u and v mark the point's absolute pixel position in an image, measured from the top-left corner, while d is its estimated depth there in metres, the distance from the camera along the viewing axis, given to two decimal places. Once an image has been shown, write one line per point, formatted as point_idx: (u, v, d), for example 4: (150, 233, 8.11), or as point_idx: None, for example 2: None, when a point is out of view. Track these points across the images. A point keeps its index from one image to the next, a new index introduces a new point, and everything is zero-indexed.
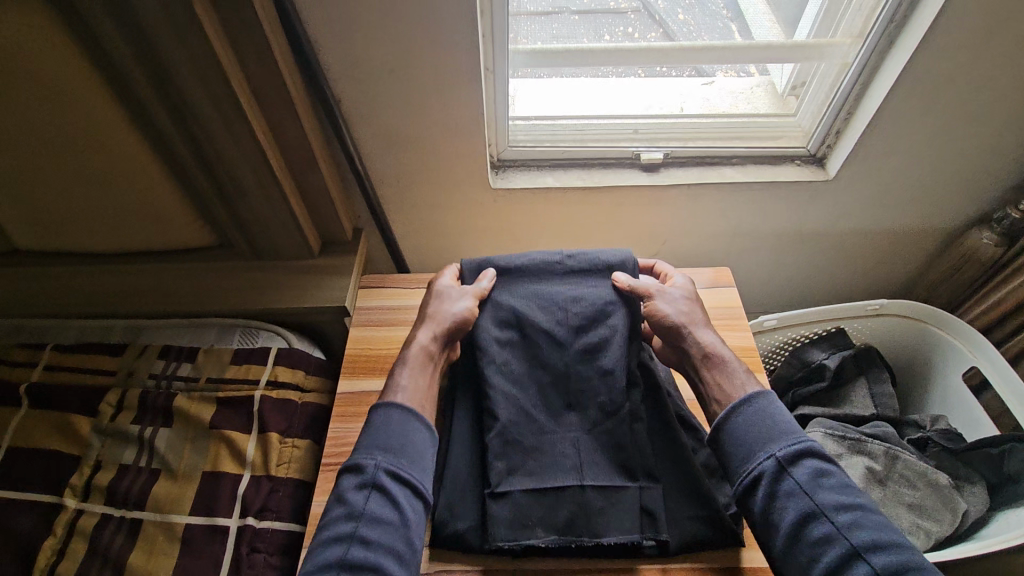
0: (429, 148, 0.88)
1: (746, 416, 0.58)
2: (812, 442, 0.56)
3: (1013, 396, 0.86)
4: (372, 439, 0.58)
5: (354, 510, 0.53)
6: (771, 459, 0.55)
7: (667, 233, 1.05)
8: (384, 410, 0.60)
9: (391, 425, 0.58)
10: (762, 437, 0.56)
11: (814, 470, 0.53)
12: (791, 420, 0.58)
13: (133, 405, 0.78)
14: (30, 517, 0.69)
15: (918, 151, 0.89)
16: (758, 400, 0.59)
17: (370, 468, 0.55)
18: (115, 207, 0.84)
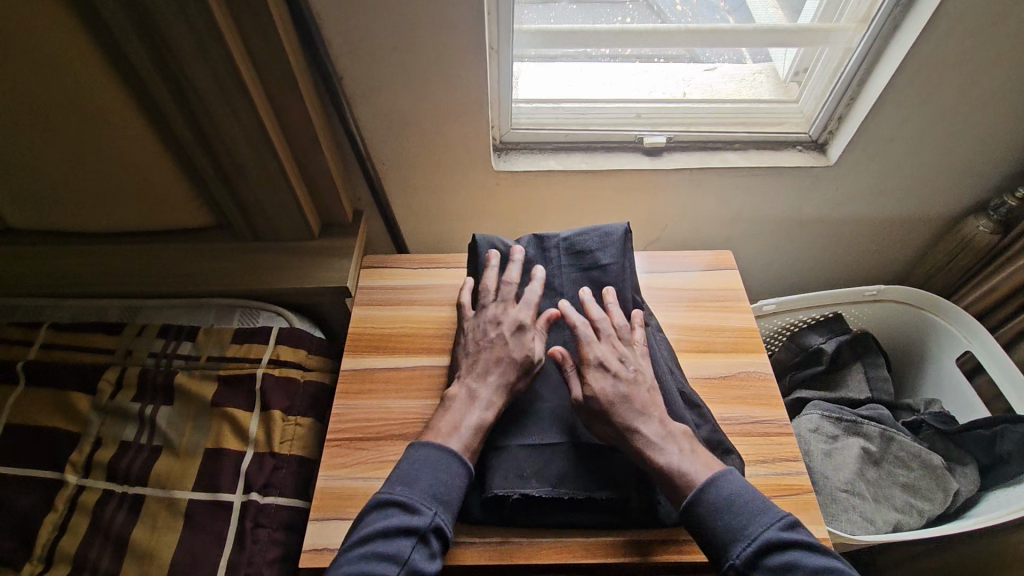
0: (432, 130, 0.88)
1: (703, 519, 0.55)
2: (770, 531, 0.53)
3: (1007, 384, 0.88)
4: (429, 484, 0.57)
5: (401, 553, 0.52)
6: (734, 566, 0.53)
7: (668, 217, 1.05)
8: (427, 446, 0.59)
9: (450, 479, 0.58)
10: (722, 540, 0.54)
11: (779, 570, 0.52)
12: (748, 506, 0.55)
13: (133, 382, 0.77)
14: (31, 493, 0.69)
15: (919, 138, 0.90)
16: (714, 491, 0.56)
17: (426, 517, 0.55)
18: (114, 184, 0.83)
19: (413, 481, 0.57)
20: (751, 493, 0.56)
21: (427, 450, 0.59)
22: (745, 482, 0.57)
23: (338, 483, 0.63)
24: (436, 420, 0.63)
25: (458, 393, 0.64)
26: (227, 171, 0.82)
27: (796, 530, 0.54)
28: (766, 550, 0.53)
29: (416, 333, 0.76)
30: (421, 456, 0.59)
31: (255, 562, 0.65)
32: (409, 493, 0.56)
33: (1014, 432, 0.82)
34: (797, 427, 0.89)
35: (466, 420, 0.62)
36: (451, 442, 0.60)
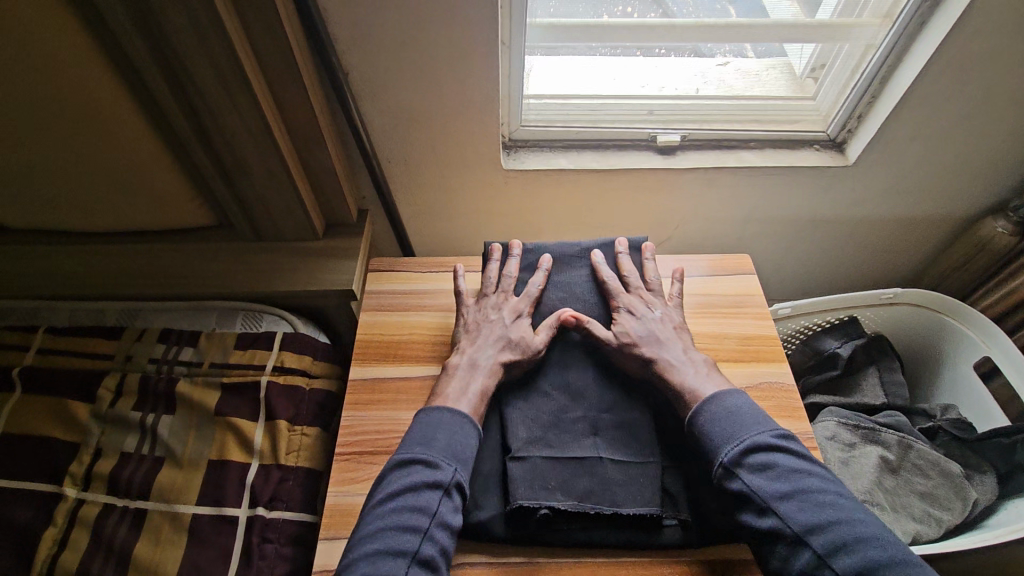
0: (439, 128, 0.85)
1: (700, 426, 0.60)
2: (758, 437, 0.57)
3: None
4: (446, 443, 0.58)
5: (429, 505, 0.54)
6: (722, 465, 0.57)
7: (680, 217, 1.03)
8: (439, 411, 0.61)
9: (464, 437, 0.59)
10: (712, 444, 0.58)
11: (758, 466, 0.56)
12: (742, 417, 0.59)
13: (133, 390, 0.75)
14: (29, 507, 0.66)
15: (942, 136, 0.88)
16: (711, 405, 0.60)
17: (449, 473, 0.56)
18: (111, 182, 0.80)
19: (430, 440, 0.58)
20: (748, 411, 0.60)
21: (442, 413, 0.61)
22: (745, 399, 0.61)
23: (348, 499, 0.61)
24: (442, 387, 0.64)
25: (459, 363, 0.66)
26: (229, 169, 0.79)
27: (786, 441, 0.58)
28: (751, 452, 0.57)
29: (426, 341, 0.74)
30: (434, 417, 0.60)
31: None
32: (428, 451, 0.57)
33: None
34: (814, 434, 0.87)
35: (474, 386, 0.64)
36: (462, 406, 0.62)
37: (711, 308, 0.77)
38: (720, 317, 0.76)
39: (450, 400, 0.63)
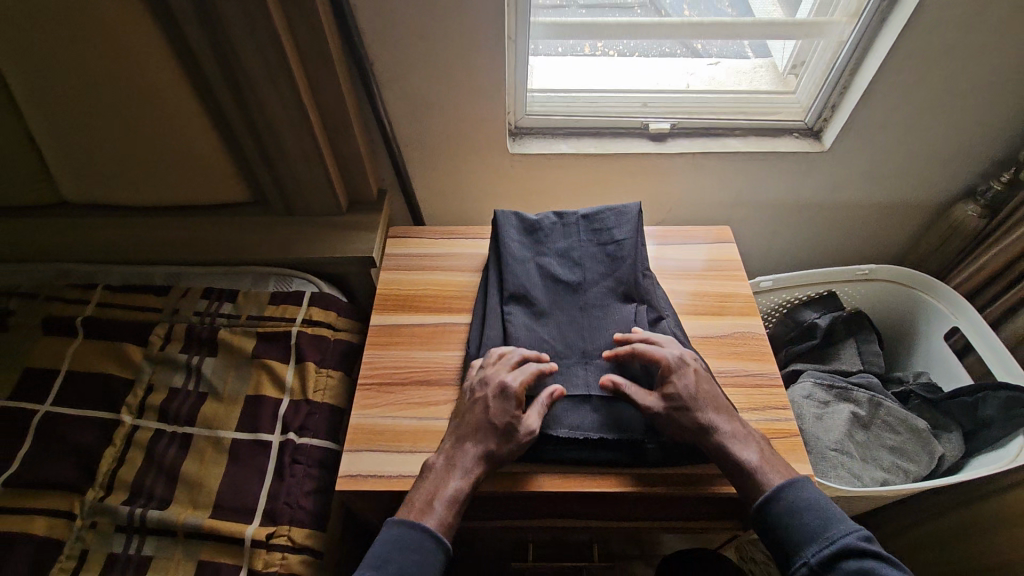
0: (453, 115, 0.96)
1: (776, 521, 0.57)
2: (848, 538, 0.54)
3: (983, 346, 0.94)
4: (400, 565, 0.54)
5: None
6: (807, 566, 0.54)
7: (673, 199, 1.12)
8: (403, 523, 0.57)
9: (421, 556, 0.55)
10: (794, 543, 0.55)
11: (855, 574, 0.52)
12: (824, 512, 0.56)
13: (181, 337, 0.85)
14: (91, 430, 0.76)
15: (910, 123, 0.96)
16: (790, 496, 0.57)
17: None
18: (163, 158, 0.90)
19: (384, 563, 0.55)
20: (831, 504, 0.57)
21: (402, 527, 0.57)
22: (823, 493, 0.58)
23: (369, 420, 0.70)
24: (416, 491, 0.61)
25: (437, 459, 0.62)
26: (267, 149, 0.90)
27: (875, 545, 0.54)
28: (841, 556, 0.53)
29: (437, 295, 0.83)
30: (395, 531, 0.57)
31: (293, 493, 0.73)
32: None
33: (995, 397, 0.86)
34: (792, 394, 0.95)
35: (440, 492, 0.59)
36: (425, 518, 0.57)
37: (695, 274, 0.85)
38: (704, 279, 0.85)
39: (419, 508, 0.58)
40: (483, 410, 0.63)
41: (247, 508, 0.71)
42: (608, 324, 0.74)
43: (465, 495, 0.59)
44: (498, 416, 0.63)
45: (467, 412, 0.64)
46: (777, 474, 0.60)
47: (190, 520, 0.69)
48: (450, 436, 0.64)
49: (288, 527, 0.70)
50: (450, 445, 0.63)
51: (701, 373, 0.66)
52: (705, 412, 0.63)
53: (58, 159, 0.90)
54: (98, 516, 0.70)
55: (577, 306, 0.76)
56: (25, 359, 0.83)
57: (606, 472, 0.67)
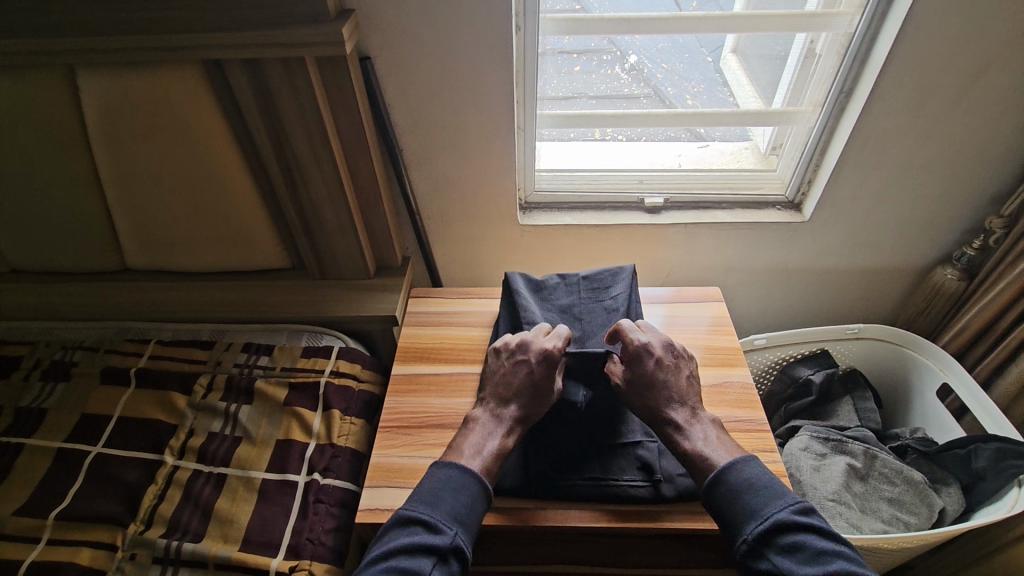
0: (470, 190, 1.09)
1: (721, 500, 0.62)
2: (783, 513, 0.59)
3: (969, 397, 0.99)
4: (449, 504, 0.61)
5: (421, 568, 0.56)
6: (746, 543, 0.59)
7: (670, 263, 1.22)
8: (451, 468, 0.64)
9: (467, 499, 0.62)
10: (737, 521, 0.60)
11: (788, 549, 0.57)
12: (764, 490, 0.61)
13: (221, 386, 0.94)
14: (138, 469, 0.84)
15: (880, 195, 1.06)
16: (731, 477, 0.62)
17: (446, 536, 0.59)
18: (217, 230, 1.04)
19: (436, 501, 0.62)
20: (769, 480, 0.62)
21: (452, 470, 0.64)
22: (762, 469, 0.63)
23: (388, 459, 0.77)
24: (460, 442, 0.69)
25: (482, 416, 0.71)
26: (308, 222, 1.03)
27: (809, 516, 0.59)
28: (777, 531, 0.58)
29: (452, 348, 0.92)
30: (445, 473, 0.64)
31: (315, 530, 0.78)
32: (431, 513, 0.60)
33: (985, 449, 0.90)
34: (790, 447, 0.99)
35: (487, 446, 0.68)
36: (473, 465, 0.65)
37: (688, 332, 0.94)
38: (696, 335, 0.94)
39: (464, 457, 0.67)
40: (529, 373, 0.71)
41: (273, 542, 0.77)
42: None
43: (508, 450, 0.69)
44: (544, 380, 0.71)
45: (509, 373, 0.73)
46: (726, 455, 0.65)
47: (221, 552, 0.75)
48: (494, 395, 0.73)
49: (309, 562, 0.75)
50: (495, 403, 0.72)
51: (667, 361, 0.73)
52: (664, 399, 0.70)
53: (129, 231, 1.05)
54: (138, 547, 0.77)
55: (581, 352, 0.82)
56: (83, 405, 0.93)
57: (611, 508, 0.72)
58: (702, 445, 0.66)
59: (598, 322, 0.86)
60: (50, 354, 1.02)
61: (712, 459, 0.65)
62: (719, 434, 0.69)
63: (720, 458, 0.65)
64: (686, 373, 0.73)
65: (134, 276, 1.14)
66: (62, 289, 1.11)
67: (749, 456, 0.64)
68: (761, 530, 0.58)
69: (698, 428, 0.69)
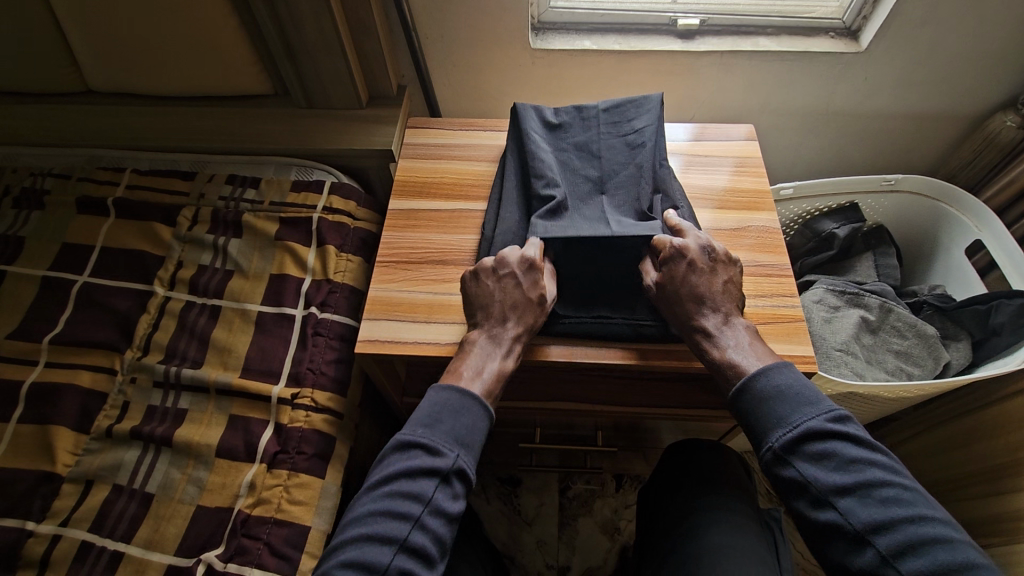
0: (475, 4, 0.92)
1: (748, 407, 0.57)
2: (812, 421, 0.54)
3: (1003, 255, 0.94)
4: (450, 425, 0.56)
5: (423, 492, 0.53)
6: (772, 451, 0.54)
7: (698, 100, 1.08)
8: (460, 395, 0.58)
9: (467, 420, 0.57)
10: (762, 428, 0.56)
11: (817, 457, 0.52)
12: (794, 396, 0.55)
13: (207, 219, 0.88)
14: (129, 298, 0.81)
15: (957, 20, 0.90)
16: (758, 384, 0.57)
17: (449, 458, 0.54)
18: (180, 44, 0.89)
19: (435, 422, 0.56)
20: (799, 386, 0.56)
21: (452, 394, 0.58)
22: (797, 375, 0.57)
23: (387, 293, 0.73)
24: (458, 364, 0.62)
25: (480, 337, 0.63)
26: (289, 39, 0.87)
27: (844, 423, 0.54)
28: (805, 440, 0.53)
29: (454, 183, 0.84)
30: (445, 396, 0.58)
31: (315, 360, 0.77)
32: (430, 435, 0.55)
33: (1009, 305, 0.86)
34: (803, 300, 0.95)
35: (489, 366, 0.61)
36: (474, 388, 0.59)
37: (713, 171, 0.85)
38: (722, 174, 0.85)
39: (464, 381, 0.60)
40: (515, 288, 0.65)
41: (273, 371, 0.76)
42: (629, 209, 0.71)
43: (510, 370, 0.62)
44: (531, 293, 0.64)
45: (497, 292, 0.65)
46: (754, 363, 0.59)
47: (221, 379, 0.74)
48: (485, 314, 0.65)
49: (311, 390, 0.75)
50: (490, 322, 0.64)
51: (700, 265, 0.64)
52: (695, 305, 0.63)
53: (81, 42, 0.91)
54: (137, 372, 0.76)
55: (599, 195, 0.73)
56: (62, 234, 0.88)
57: (633, 345, 0.69)
58: (732, 351, 0.61)
59: (621, 157, 0.76)
60: (20, 181, 0.94)
61: (741, 366, 0.59)
62: (753, 339, 0.62)
63: (746, 365, 0.59)
64: (722, 277, 0.65)
65: (100, 99, 1.02)
66: (21, 110, 1.00)
67: (782, 362, 0.58)
68: (787, 438, 0.53)
69: (729, 335, 0.62)
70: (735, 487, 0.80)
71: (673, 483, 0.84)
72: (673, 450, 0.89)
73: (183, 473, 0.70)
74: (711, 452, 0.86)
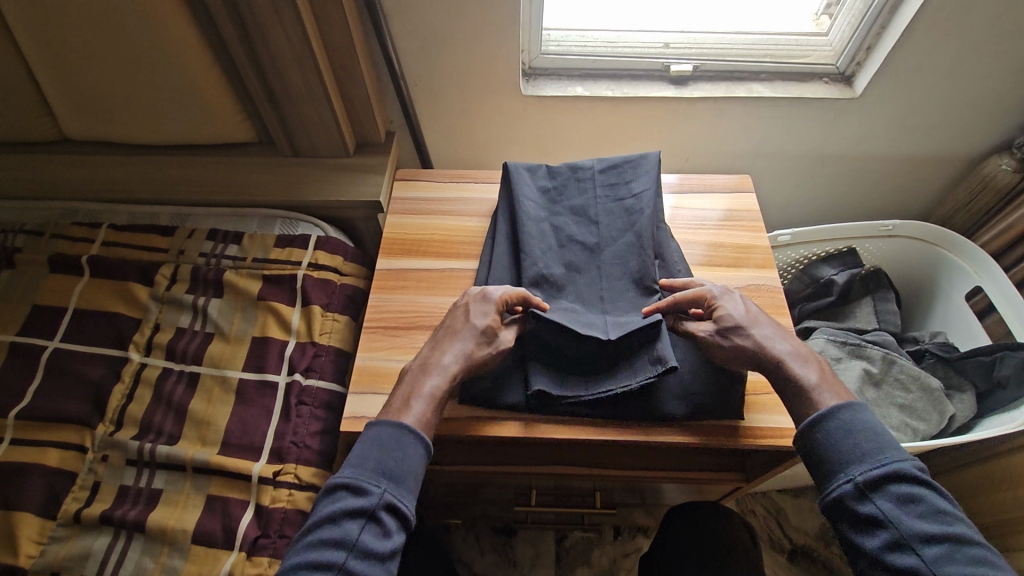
0: (464, 52, 0.91)
1: (828, 435, 0.56)
2: (900, 463, 0.53)
3: (1004, 304, 0.92)
4: (377, 461, 0.54)
5: (348, 536, 0.51)
6: (854, 484, 0.53)
7: (691, 145, 1.07)
8: (384, 425, 0.56)
9: (401, 452, 0.55)
10: (844, 459, 0.55)
11: (902, 500, 0.52)
12: (879, 436, 0.55)
13: (187, 277, 0.84)
14: (102, 366, 0.77)
15: (951, 65, 0.89)
16: (843, 415, 0.56)
17: (373, 496, 0.52)
18: (159, 94, 0.87)
19: (363, 459, 0.55)
20: (885, 429, 0.56)
21: (380, 428, 0.56)
22: (880, 419, 0.57)
23: (374, 363, 0.69)
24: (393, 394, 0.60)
25: (413, 364, 0.62)
26: (270, 86, 0.85)
27: (927, 475, 0.54)
28: (894, 480, 0.53)
29: (444, 240, 0.81)
30: (375, 430, 0.56)
31: (299, 433, 0.73)
32: (354, 473, 0.53)
33: (1013, 357, 0.85)
34: None
35: (419, 390, 0.59)
36: (406, 418, 0.57)
37: (709, 226, 0.83)
38: (719, 229, 0.83)
39: (395, 410, 0.58)
40: (464, 318, 0.64)
41: (254, 446, 0.72)
42: (626, 283, 0.70)
43: (441, 397, 0.59)
44: (478, 322, 0.63)
45: (449, 320, 0.65)
46: (834, 397, 0.58)
47: (199, 456, 0.70)
48: (432, 340, 0.64)
49: (294, 466, 0.71)
50: (428, 350, 0.63)
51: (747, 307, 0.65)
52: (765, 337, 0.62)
53: (57, 93, 0.88)
54: (110, 449, 0.72)
55: (593, 267, 0.72)
56: (33, 296, 0.84)
57: (652, 426, 0.65)
58: (813, 386, 0.59)
59: (616, 223, 0.74)
60: None
61: (823, 399, 0.58)
62: (828, 371, 0.62)
63: (826, 403, 0.58)
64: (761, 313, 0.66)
65: (77, 148, 0.99)
66: None
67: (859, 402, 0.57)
68: (876, 473, 0.52)
69: (801, 365, 0.61)
70: (741, 557, 0.77)
71: (678, 552, 0.80)
72: (674, 515, 0.85)
73: (157, 562, 0.66)
74: (713, 516, 0.82)
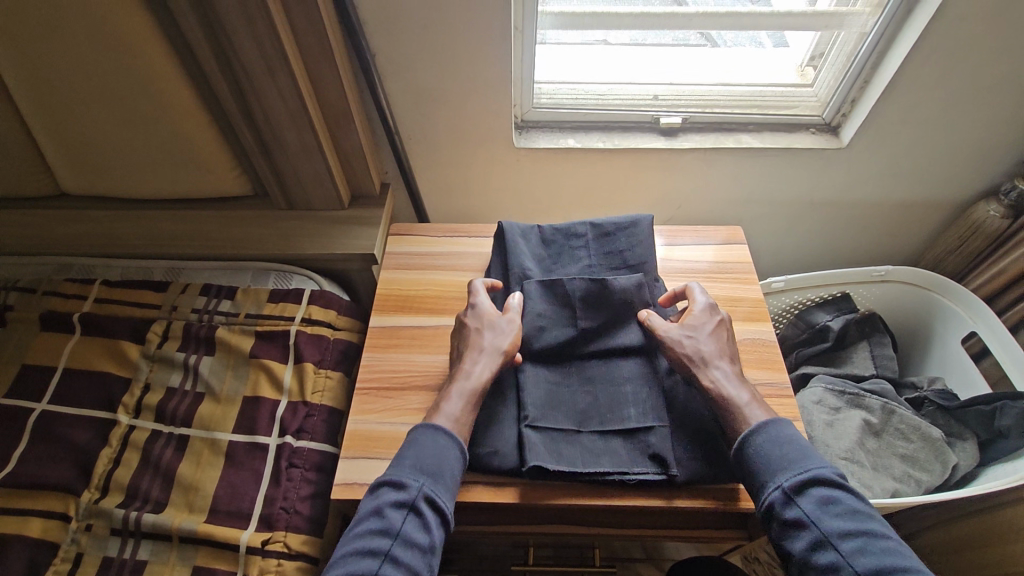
0: (457, 108, 0.92)
1: (754, 450, 0.58)
2: (820, 469, 0.56)
3: (1000, 350, 0.91)
4: (416, 458, 0.57)
5: (392, 526, 0.53)
6: (779, 490, 0.55)
7: (684, 193, 1.08)
8: (422, 426, 0.60)
9: (439, 450, 0.58)
10: (768, 469, 0.57)
11: (822, 502, 0.53)
12: (801, 447, 0.58)
13: (178, 335, 0.84)
14: (90, 429, 0.76)
15: (933, 117, 0.92)
16: (766, 430, 0.59)
17: (413, 490, 0.54)
18: (157, 151, 0.88)
19: (402, 459, 0.58)
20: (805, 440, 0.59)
21: (420, 430, 0.60)
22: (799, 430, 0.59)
23: (366, 427, 0.68)
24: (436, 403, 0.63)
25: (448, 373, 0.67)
26: (265, 141, 0.86)
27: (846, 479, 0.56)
28: (813, 484, 0.55)
29: (438, 296, 0.81)
30: (415, 434, 0.60)
31: (290, 498, 0.72)
32: (395, 470, 0.56)
33: (1013, 408, 0.84)
34: (801, 399, 0.92)
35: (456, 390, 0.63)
36: (441, 422, 0.60)
37: (703, 278, 0.83)
38: (712, 281, 0.83)
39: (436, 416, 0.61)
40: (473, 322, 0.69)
41: (243, 512, 0.71)
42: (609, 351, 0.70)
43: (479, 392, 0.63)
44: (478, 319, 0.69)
45: (460, 328, 0.70)
46: (760, 415, 0.61)
47: (186, 525, 0.69)
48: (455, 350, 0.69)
49: (284, 533, 0.69)
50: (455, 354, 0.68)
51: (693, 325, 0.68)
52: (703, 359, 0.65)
53: (54, 151, 0.89)
54: (94, 518, 0.70)
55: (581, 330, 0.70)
56: (22, 355, 0.83)
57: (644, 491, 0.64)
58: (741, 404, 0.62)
59: None
60: None
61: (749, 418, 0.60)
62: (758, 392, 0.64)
63: (755, 418, 0.60)
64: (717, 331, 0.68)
65: (73, 202, 0.99)
66: None
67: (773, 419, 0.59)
68: (798, 478, 0.55)
69: (733, 384, 0.63)
70: None
71: None
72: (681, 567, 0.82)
73: None
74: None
